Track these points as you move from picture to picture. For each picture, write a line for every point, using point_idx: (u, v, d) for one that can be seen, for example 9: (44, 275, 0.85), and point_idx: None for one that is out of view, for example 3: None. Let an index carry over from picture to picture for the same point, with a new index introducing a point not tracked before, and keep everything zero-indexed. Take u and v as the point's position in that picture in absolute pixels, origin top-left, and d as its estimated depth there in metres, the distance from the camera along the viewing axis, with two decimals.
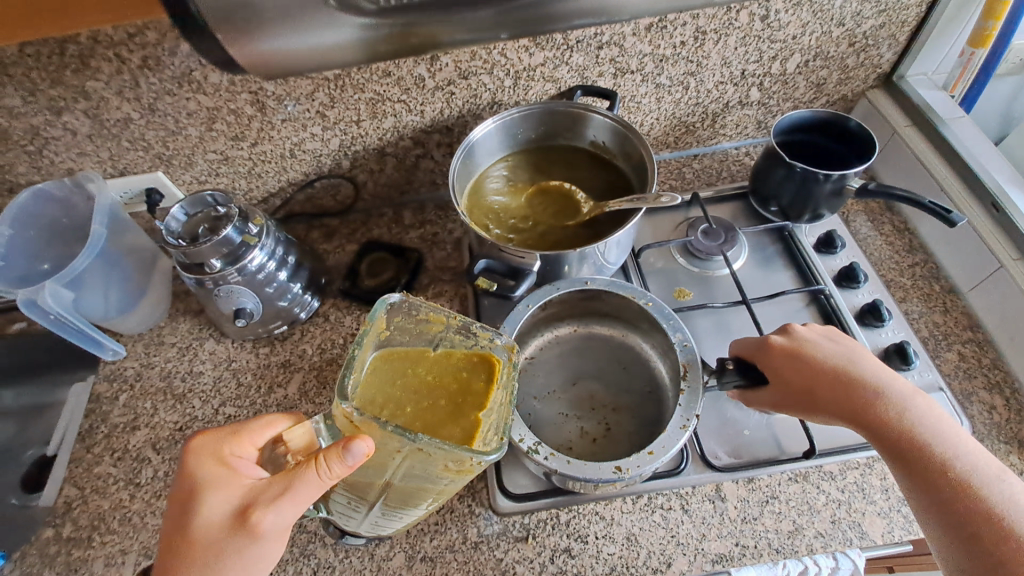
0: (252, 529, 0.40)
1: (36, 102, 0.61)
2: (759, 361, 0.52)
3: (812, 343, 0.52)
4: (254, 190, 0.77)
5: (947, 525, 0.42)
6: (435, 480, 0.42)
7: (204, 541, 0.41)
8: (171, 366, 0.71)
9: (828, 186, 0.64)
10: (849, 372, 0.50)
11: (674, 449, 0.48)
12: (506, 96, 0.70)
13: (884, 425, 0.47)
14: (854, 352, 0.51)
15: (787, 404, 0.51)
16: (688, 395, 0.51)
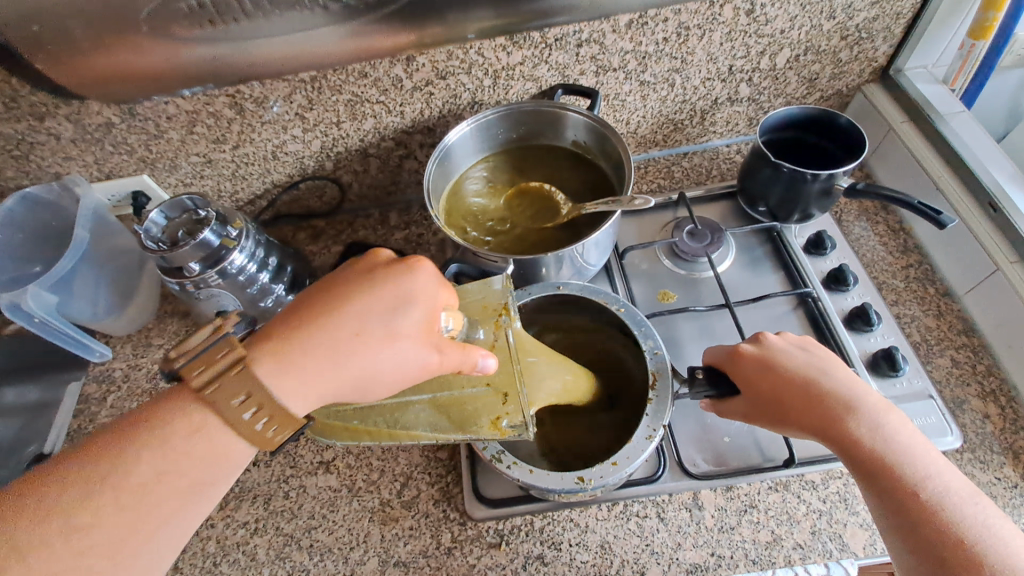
0: (383, 348, 0.40)
1: (18, 109, 0.62)
2: (729, 370, 0.53)
3: (782, 353, 0.52)
4: (239, 192, 0.77)
5: (910, 540, 0.42)
6: (461, 432, 0.43)
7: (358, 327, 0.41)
8: (158, 368, 0.72)
9: (815, 186, 0.62)
10: (818, 383, 0.50)
11: (638, 461, 0.48)
12: (487, 95, 0.69)
13: (851, 438, 0.47)
14: (825, 363, 0.51)
15: (756, 414, 0.51)
16: (656, 404, 0.51)
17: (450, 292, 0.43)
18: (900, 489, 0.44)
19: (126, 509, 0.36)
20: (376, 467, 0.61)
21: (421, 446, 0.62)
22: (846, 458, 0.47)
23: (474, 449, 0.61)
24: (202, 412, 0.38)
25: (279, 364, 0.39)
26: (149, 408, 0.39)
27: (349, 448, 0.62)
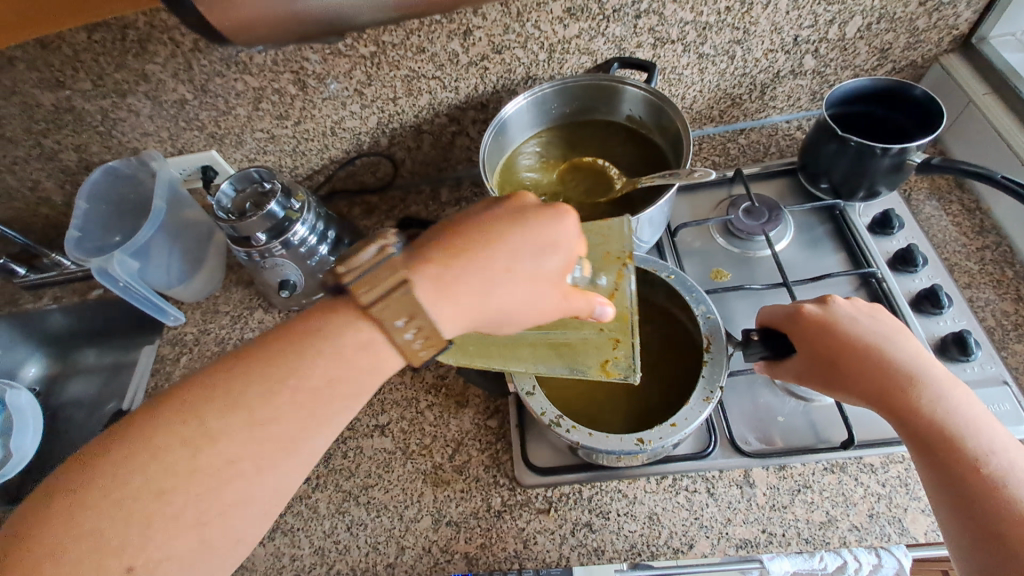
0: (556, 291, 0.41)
1: (104, 85, 0.67)
2: (786, 331, 0.52)
3: (845, 318, 0.50)
4: (299, 167, 0.81)
5: (966, 519, 0.41)
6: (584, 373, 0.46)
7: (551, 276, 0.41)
8: (225, 333, 0.76)
9: (885, 161, 0.59)
10: (882, 353, 0.48)
11: (697, 422, 0.44)
12: (541, 70, 0.69)
13: (908, 409, 0.45)
14: (892, 332, 0.49)
15: (812, 378, 0.50)
16: (713, 366, 0.47)
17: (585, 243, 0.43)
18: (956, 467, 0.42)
19: (331, 389, 0.40)
20: (429, 432, 0.63)
21: (472, 414, 0.63)
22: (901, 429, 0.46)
23: (524, 419, 0.61)
24: (355, 315, 0.40)
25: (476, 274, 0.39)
26: (336, 313, 0.40)
27: (403, 414, 0.65)
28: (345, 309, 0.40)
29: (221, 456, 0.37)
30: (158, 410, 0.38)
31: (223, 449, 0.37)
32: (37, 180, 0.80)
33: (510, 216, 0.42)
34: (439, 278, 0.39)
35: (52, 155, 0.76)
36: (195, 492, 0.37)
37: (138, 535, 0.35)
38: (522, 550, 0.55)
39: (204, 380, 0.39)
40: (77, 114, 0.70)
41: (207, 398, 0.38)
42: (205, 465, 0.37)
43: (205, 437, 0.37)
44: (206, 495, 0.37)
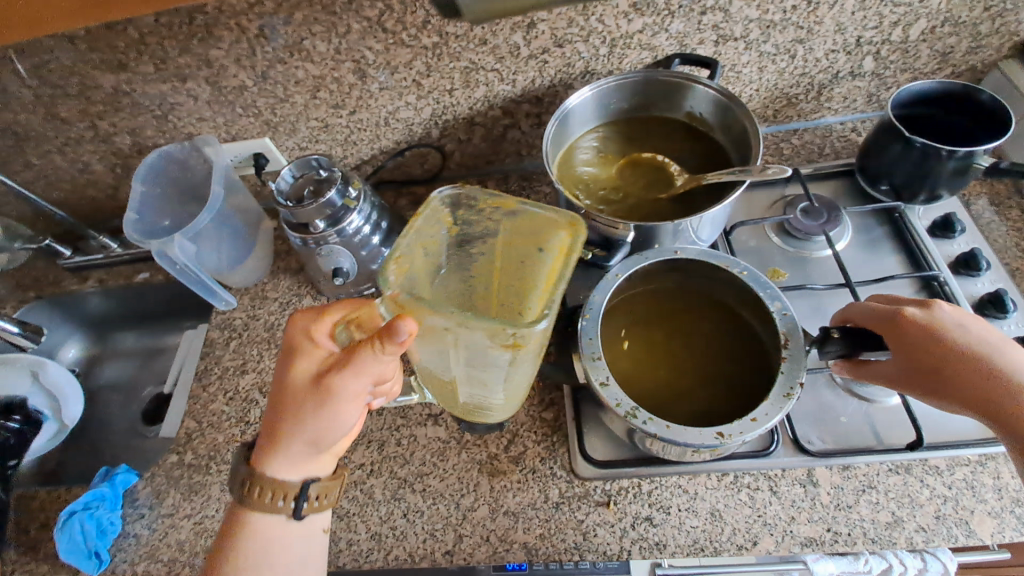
0: (314, 400, 0.46)
1: (165, 69, 0.67)
2: (886, 334, 0.50)
3: (953, 325, 0.49)
4: (349, 157, 0.81)
5: None
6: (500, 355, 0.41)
7: (294, 391, 0.47)
8: (274, 319, 0.77)
9: (951, 165, 0.59)
10: (991, 364, 0.47)
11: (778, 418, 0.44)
12: (601, 65, 0.68)
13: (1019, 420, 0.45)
14: (998, 341, 0.48)
15: (908, 383, 0.49)
16: (791, 362, 0.47)
17: (310, 318, 0.49)
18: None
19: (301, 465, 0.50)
20: None
21: (527, 405, 0.63)
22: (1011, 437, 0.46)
23: (581, 412, 0.61)
24: (291, 433, 0.48)
25: (284, 456, 0.49)
26: (275, 459, 0.49)
27: None
28: (277, 456, 0.49)
29: (262, 536, 0.49)
30: (221, 545, 0.49)
31: (259, 537, 0.49)
32: (87, 162, 0.80)
33: (297, 394, 0.47)
34: (308, 435, 0.48)
35: (105, 138, 0.76)
36: (268, 552, 0.49)
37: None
38: (581, 542, 0.55)
39: (232, 521, 0.49)
40: (135, 98, 0.70)
41: (243, 534, 0.48)
42: (259, 546, 0.48)
43: (247, 541, 0.48)
44: (274, 553, 0.49)
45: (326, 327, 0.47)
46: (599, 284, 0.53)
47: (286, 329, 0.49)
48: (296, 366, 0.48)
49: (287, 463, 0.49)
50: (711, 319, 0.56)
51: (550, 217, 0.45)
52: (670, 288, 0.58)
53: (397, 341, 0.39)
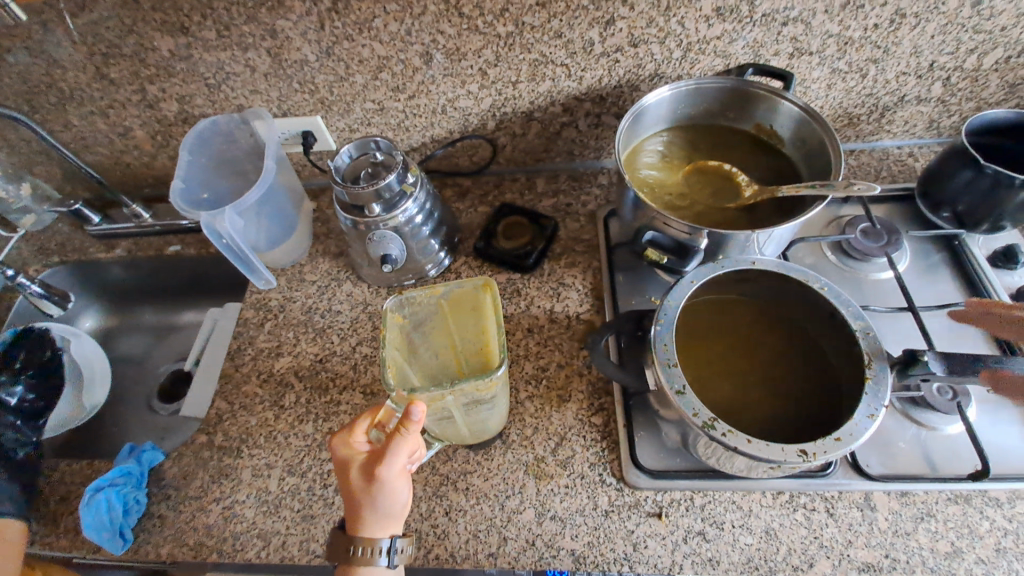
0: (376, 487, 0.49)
1: (228, 37, 0.65)
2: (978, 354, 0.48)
3: None
4: (398, 142, 0.79)
5: None
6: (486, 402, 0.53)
7: (360, 498, 0.49)
8: (312, 302, 0.75)
9: (1020, 197, 0.58)
10: None
11: (864, 440, 0.43)
12: (670, 68, 0.68)
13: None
14: None
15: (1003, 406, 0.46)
16: (876, 384, 0.45)
17: (349, 449, 0.50)
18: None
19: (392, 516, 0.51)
20: (529, 423, 0.62)
21: (575, 408, 0.62)
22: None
23: (631, 417, 0.59)
24: (366, 510, 0.49)
25: (373, 521, 0.50)
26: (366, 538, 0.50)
27: None
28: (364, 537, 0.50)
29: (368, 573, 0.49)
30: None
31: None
32: (129, 127, 0.78)
33: (355, 496, 0.50)
34: (378, 516, 0.50)
35: (152, 103, 0.74)
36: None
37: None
38: (632, 552, 0.53)
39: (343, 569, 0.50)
40: (191, 64, 0.68)
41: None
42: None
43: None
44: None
45: (358, 433, 0.51)
46: (673, 290, 0.52)
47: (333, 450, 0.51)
48: (361, 520, 0.50)
49: (371, 529, 0.50)
50: (779, 335, 0.55)
51: (468, 287, 0.59)
52: (736, 300, 0.56)
53: (414, 418, 0.46)
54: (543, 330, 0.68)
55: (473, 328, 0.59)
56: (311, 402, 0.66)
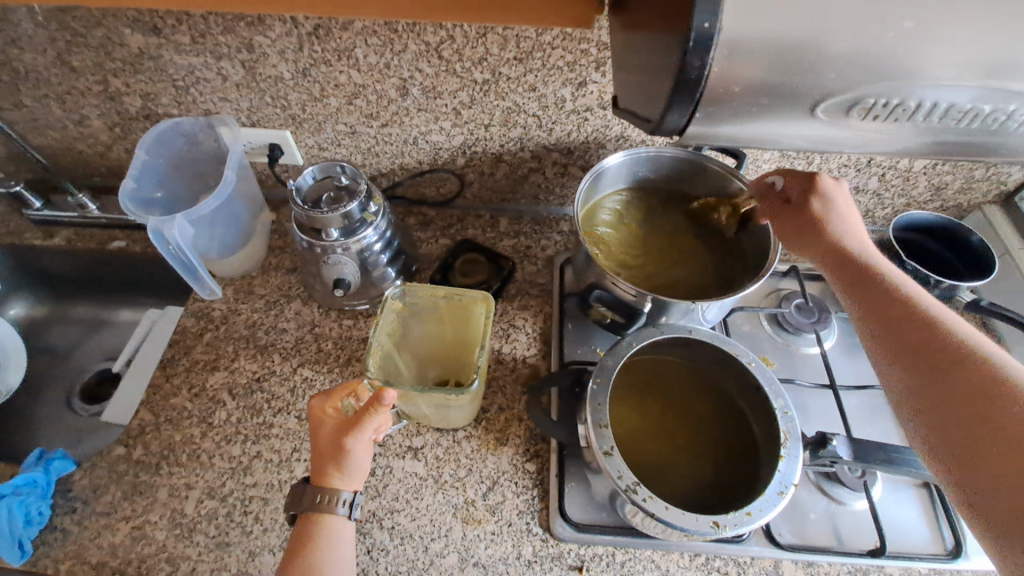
0: (341, 448, 0.51)
1: (202, 44, 0.64)
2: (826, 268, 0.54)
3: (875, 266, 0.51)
4: (367, 166, 0.79)
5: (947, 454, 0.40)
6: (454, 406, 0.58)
7: (327, 456, 0.52)
8: (257, 317, 0.73)
9: (934, 293, 0.64)
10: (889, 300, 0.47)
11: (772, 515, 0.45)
12: (635, 132, 0.71)
13: (907, 312, 0.46)
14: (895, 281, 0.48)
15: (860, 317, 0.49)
16: (788, 461, 0.48)
17: (325, 412, 0.53)
18: (959, 378, 0.41)
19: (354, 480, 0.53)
20: (463, 464, 0.62)
21: (511, 453, 0.62)
22: (877, 333, 0.47)
23: (564, 468, 0.60)
24: (330, 471, 0.52)
25: (335, 482, 0.52)
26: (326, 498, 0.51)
27: (438, 440, 0.63)
28: (324, 498, 0.51)
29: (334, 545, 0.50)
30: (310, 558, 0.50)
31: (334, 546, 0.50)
32: (85, 115, 0.75)
33: (324, 454, 0.52)
34: (341, 476, 0.52)
35: (113, 96, 0.71)
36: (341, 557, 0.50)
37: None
38: None
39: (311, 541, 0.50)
40: (160, 64, 0.67)
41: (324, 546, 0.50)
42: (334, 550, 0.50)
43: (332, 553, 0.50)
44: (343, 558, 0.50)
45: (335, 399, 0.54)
46: (613, 350, 0.54)
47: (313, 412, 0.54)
48: (325, 476, 0.52)
49: (334, 485, 0.52)
50: (709, 402, 0.57)
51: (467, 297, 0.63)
52: (674, 363, 0.59)
53: (386, 403, 0.49)
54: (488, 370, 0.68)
55: (465, 332, 0.65)
56: (241, 422, 0.64)
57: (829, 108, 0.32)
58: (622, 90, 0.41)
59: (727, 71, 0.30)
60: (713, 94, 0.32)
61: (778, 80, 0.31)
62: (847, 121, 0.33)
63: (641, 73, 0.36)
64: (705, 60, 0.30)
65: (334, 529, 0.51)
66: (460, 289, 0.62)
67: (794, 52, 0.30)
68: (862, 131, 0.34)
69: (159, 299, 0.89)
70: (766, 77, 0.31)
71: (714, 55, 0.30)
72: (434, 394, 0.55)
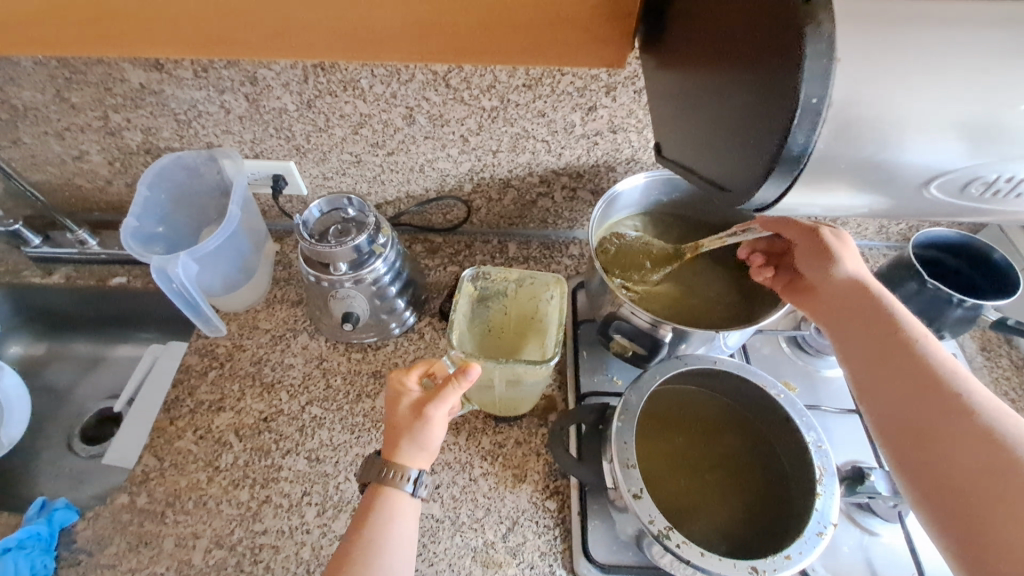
0: (421, 419, 0.49)
1: (205, 78, 0.63)
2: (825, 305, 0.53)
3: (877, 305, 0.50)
4: (372, 194, 0.78)
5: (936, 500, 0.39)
6: (527, 384, 0.57)
7: (404, 428, 0.50)
8: (263, 353, 0.71)
9: (957, 312, 0.62)
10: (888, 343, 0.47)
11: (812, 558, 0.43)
12: (645, 155, 0.70)
13: (905, 361, 0.45)
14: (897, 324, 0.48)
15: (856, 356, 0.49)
16: (825, 499, 0.46)
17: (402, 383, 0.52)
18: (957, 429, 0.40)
19: (425, 456, 0.51)
20: (480, 504, 0.59)
21: (529, 491, 0.60)
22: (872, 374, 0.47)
23: (585, 505, 0.58)
24: (406, 441, 0.50)
25: (408, 454, 0.50)
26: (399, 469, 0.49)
27: (454, 478, 0.61)
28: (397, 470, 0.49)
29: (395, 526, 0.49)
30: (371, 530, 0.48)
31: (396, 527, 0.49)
32: (85, 151, 0.73)
33: (402, 425, 0.50)
34: (414, 449, 0.50)
35: (114, 131, 0.70)
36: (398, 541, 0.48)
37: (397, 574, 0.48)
38: None
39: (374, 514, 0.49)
40: (161, 98, 0.66)
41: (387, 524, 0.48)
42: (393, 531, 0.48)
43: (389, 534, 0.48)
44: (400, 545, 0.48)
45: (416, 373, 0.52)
46: (635, 385, 0.53)
47: (391, 383, 0.52)
48: (398, 448, 0.50)
49: (404, 458, 0.50)
50: (733, 434, 0.55)
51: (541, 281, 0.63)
52: (697, 394, 0.57)
53: (470, 378, 0.48)
54: None
55: (535, 317, 0.64)
56: (249, 465, 0.62)
57: (939, 186, 0.30)
58: (680, 149, 0.40)
59: (830, 151, 0.28)
60: (816, 171, 0.28)
61: (880, 159, 0.28)
62: (954, 197, 0.31)
63: (717, 142, 0.34)
64: (814, 137, 0.27)
65: (400, 504, 0.49)
66: (531, 269, 0.62)
67: (902, 131, 0.27)
68: (966, 207, 0.32)
69: (162, 335, 0.87)
70: (868, 156, 0.28)
71: (822, 132, 0.27)
72: (512, 366, 0.54)
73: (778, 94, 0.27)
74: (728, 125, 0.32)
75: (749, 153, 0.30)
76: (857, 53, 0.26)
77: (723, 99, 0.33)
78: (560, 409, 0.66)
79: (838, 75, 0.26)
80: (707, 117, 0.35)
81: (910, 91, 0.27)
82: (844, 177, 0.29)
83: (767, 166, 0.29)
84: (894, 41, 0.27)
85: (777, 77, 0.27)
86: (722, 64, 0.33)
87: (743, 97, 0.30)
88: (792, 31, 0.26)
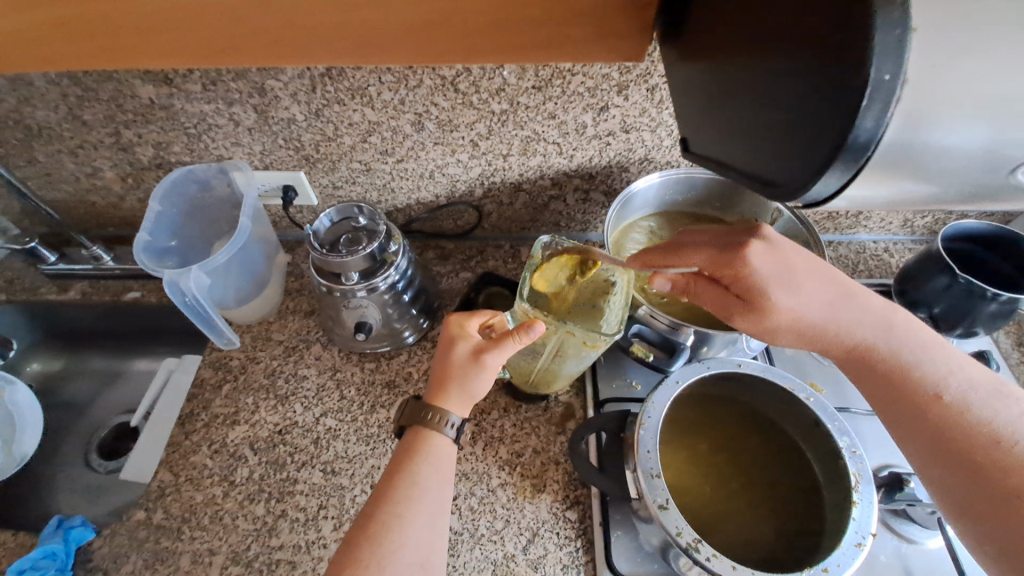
0: (472, 369, 0.51)
1: (213, 91, 0.62)
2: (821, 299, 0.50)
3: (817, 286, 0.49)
4: (382, 202, 0.77)
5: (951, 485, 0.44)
6: (574, 354, 0.54)
7: (453, 375, 0.51)
8: (276, 365, 0.70)
9: (991, 307, 0.59)
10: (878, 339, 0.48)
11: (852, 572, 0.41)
12: (659, 154, 0.69)
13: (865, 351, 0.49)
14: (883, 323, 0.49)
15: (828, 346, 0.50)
16: (862, 509, 0.44)
17: (453, 332, 0.53)
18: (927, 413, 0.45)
19: (466, 404, 0.52)
20: (500, 515, 0.58)
21: (549, 501, 0.58)
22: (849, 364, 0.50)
23: (608, 516, 0.56)
24: (453, 387, 0.51)
25: (453, 401, 0.51)
26: (440, 413, 0.51)
27: (472, 490, 0.59)
28: (440, 414, 0.51)
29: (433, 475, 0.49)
30: (408, 473, 0.48)
31: (433, 479, 0.49)
32: (97, 167, 0.74)
33: (452, 371, 0.51)
34: (458, 395, 0.51)
35: (125, 146, 0.70)
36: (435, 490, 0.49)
37: (435, 526, 0.47)
38: None
39: (411, 460, 0.49)
40: (171, 113, 0.66)
41: (426, 472, 0.49)
42: (431, 483, 0.48)
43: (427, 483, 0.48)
44: (438, 495, 0.48)
45: (471, 325, 0.54)
46: (658, 391, 0.51)
47: (444, 332, 0.54)
48: (441, 393, 0.51)
49: (446, 402, 0.51)
50: (760, 441, 0.53)
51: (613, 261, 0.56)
52: (722, 399, 0.55)
53: (533, 334, 0.48)
54: (519, 410, 0.65)
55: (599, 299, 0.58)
56: (264, 479, 0.61)
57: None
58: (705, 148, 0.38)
59: (899, 136, 0.24)
60: (880, 162, 0.25)
61: (950, 145, 0.26)
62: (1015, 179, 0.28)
63: (756, 136, 0.31)
64: (884, 118, 0.24)
65: (439, 451, 0.50)
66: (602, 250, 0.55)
67: (968, 111, 0.25)
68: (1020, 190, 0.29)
69: (177, 348, 0.87)
70: (936, 141, 0.25)
71: (892, 114, 0.24)
72: (570, 333, 0.50)
73: (841, 76, 0.24)
74: (777, 114, 0.29)
75: (795, 146, 0.27)
76: (928, 24, 0.23)
77: (760, 94, 0.30)
78: (579, 416, 0.64)
79: (908, 48, 0.23)
80: (740, 112, 0.32)
81: (971, 68, 0.24)
82: (909, 166, 0.26)
83: (820, 158, 0.25)
84: (961, 10, 0.23)
85: (838, 58, 0.24)
86: (763, 55, 0.30)
87: (785, 86, 0.28)
88: (858, 9, 0.23)
